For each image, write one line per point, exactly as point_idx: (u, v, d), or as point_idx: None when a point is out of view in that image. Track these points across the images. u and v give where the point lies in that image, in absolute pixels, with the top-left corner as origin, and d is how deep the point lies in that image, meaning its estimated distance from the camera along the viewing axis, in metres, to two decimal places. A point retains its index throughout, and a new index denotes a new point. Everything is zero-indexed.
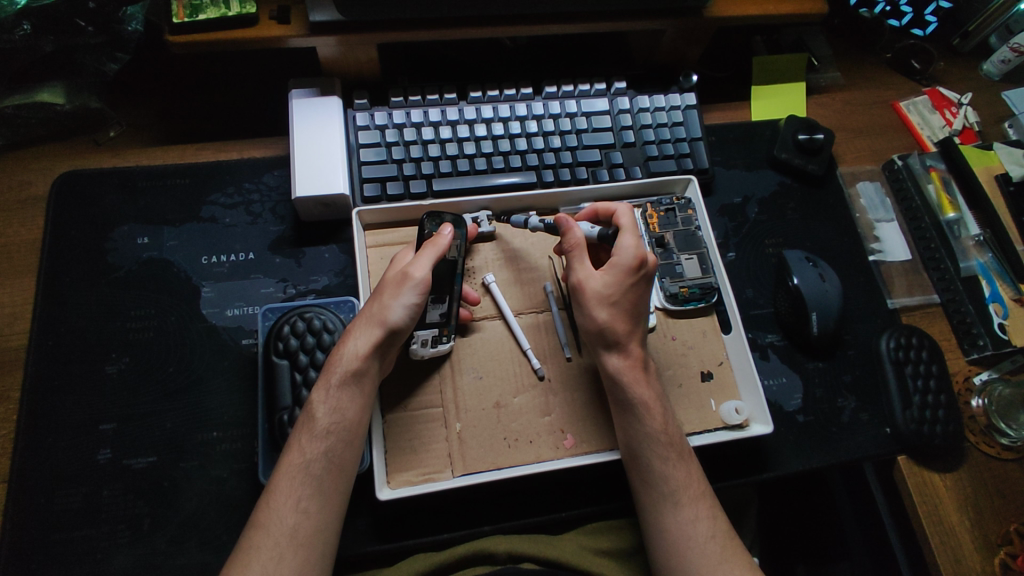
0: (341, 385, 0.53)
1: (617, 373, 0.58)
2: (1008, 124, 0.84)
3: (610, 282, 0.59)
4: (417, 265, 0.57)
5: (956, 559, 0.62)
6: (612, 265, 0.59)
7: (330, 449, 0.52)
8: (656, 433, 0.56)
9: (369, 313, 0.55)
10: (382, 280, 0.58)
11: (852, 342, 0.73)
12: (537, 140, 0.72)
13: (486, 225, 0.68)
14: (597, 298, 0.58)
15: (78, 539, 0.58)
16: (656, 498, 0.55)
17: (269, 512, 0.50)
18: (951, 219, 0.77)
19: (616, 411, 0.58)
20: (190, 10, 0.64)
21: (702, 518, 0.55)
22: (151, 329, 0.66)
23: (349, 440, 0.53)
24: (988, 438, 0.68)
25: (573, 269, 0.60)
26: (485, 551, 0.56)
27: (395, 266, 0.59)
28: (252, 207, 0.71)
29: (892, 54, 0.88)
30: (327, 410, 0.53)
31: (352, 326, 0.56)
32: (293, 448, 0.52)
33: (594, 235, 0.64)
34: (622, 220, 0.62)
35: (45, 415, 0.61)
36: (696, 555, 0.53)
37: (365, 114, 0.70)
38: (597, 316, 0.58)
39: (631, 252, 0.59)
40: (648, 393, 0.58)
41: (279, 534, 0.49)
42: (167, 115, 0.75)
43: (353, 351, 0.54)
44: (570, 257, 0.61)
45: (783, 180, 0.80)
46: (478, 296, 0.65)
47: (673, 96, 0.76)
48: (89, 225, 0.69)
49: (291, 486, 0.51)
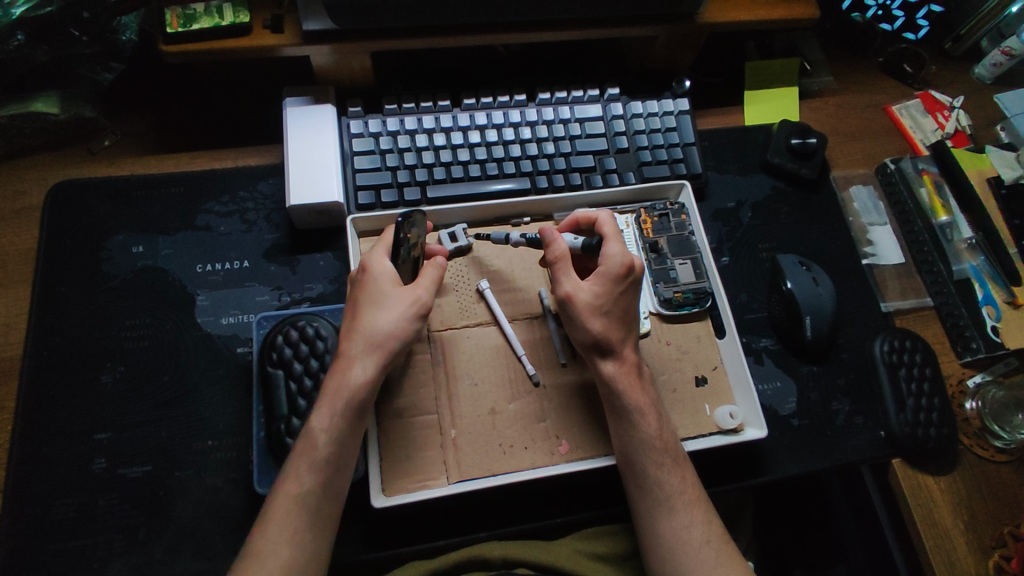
0: (346, 412, 0.53)
1: (609, 381, 0.58)
2: (1001, 127, 0.84)
3: (599, 291, 0.59)
4: (419, 289, 0.57)
5: (950, 561, 0.62)
6: (600, 273, 0.59)
7: (330, 479, 0.52)
8: (651, 439, 0.57)
9: (369, 337, 0.54)
10: (375, 296, 0.56)
11: (846, 346, 0.73)
12: (530, 147, 0.72)
13: (463, 238, 0.67)
14: (588, 309, 0.58)
15: (73, 549, 0.58)
16: (650, 503, 0.55)
17: (263, 540, 0.50)
18: (943, 223, 0.77)
19: (611, 418, 0.58)
20: (184, 19, 0.64)
21: (697, 523, 0.55)
22: (145, 338, 0.66)
23: (346, 469, 0.53)
24: (982, 441, 0.69)
25: (559, 281, 0.60)
26: (480, 557, 0.57)
27: (381, 279, 0.56)
28: (246, 214, 0.71)
29: (884, 58, 0.89)
30: (329, 437, 0.52)
31: (349, 350, 0.54)
32: (292, 476, 0.52)
33: (579, 246, 0.64)
34: (604, 228, 0.62)
35: (40, 425, 0.62)
36: (690, 560, 0.53)
37: (359, 121, 0.71)
38: (591, 327, 0.58)
39: (618, 259, 0.59)
40: (643, 400, 0.58)
41: (273, 563, 0.49)
42: (161, 123, 0.75)
43: (359, 378, 0.53)
44: (556, 268, 0.60)
45: (777, 184, 0.80)
46: (449, 286, 0.67)
47: (666, 102, 0.76)
48: (83, 234, 0.69)
49: (287, 516, 0.50)
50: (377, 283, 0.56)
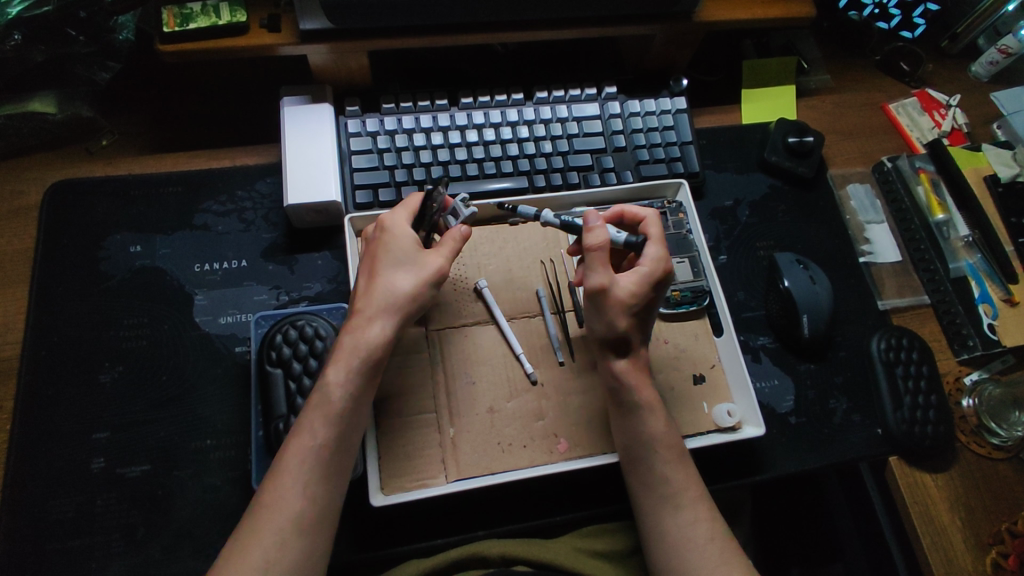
0: (363, 370, 0.54)
1: (618, 378, 0.58)
2: (997, 125, 0.84)
3: (637, 290, 0.56)
4: (439, 257, 0.58)
5: (948, 558, 0.63)
6: (641, 273, 0.57)
7: (339, 432, 0.52)
8: (658, 434, 0.57)
9: (391, 298, 0.56)
10: (399, 256, 0.58)
11: (843, 343, 0.73)
12: (528, 146, 0.72)
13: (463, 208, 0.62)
14: (621, 306, 0.56)
15: (71, 549, 0.58)
16: (656, 499, 0.56)
17: (273, 496, 0.50)
18: (939, 221, 0.78)
19: (616, 413, 0.59)
20: (181, 19, 0.64)
21: (703, 519, 0.55)
22: (143, 338, 0.66)
23: (357, 421, 0.53)
24: (979, 438, 0.69)
25: (593, 270, 0.56)
26: (478, 554, 0.57)
27: (406, 240, 0.58)
28: (244, 214, 0.71)
29: (880, 56, 0.89)
30: (344, 391, 0.53)
31: (369, 308, 0.55)
32: (304, 430, 0.52)
33: (621, 241, 0.61)
34: (651, 230, 0.61)
35: (38, 425, 0.61)
36: (695, 556, 0.53)
37: (357, 121, 0.71)
38: (618, 324, 0.56)
39: (661, 264, 0.58)
40: (652, 395, 0.58)
41: (284, 517, 0.49)
42: (159, 123, 0.75)
43: (377, 336, 0.55)
44: (593, 256, 0.56)
45: (774, 183, 0.81)
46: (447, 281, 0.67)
47: (663, 101, 0.76)
48: (81, 235, 0.69)
49: (300, 470, 0.50)
50: (398, 244, 0.58)
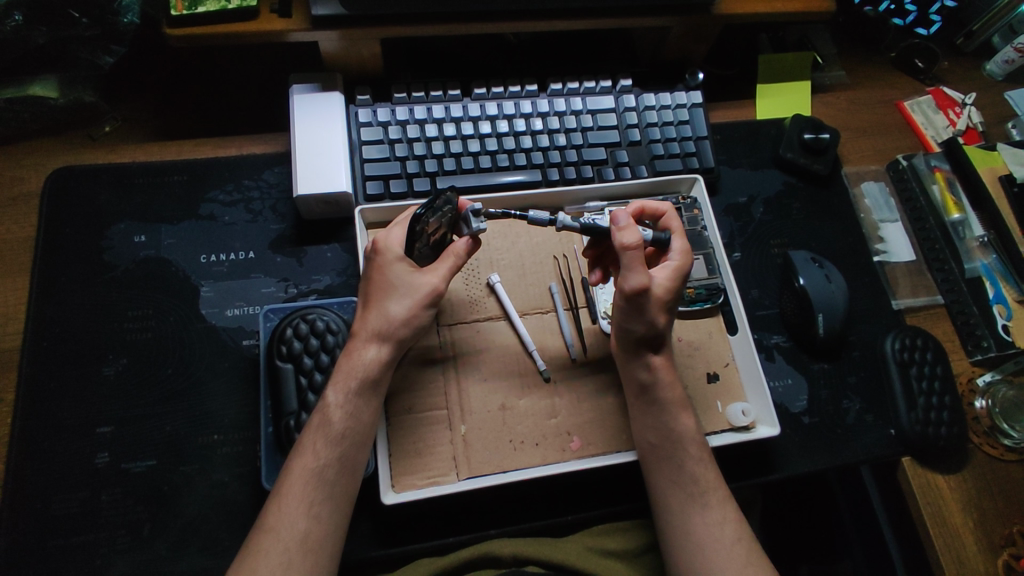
0: (360, 391, 0.53)
1: (651, 373, 0.58)
2: (1013, 124, 0.84)
3: (671, 288, 0.57)
4: (435, 276, 0.56)
5: (960, 560, 0.62)
6: (673, 268, 0.58)
7: (338, 453, 0.52)
8: (688, 433, 0.57)
9: (386, 323, 0.55)
10: (392, 276, 0.56)
11: (856, 343, 0.73)
12: (542, 138, 0.71)
13: (475, 222, 0.56)
14: (659, 303, 0.56)
15: (75, 545, 0.57)
16: (683, 499, 0.55)
17: (278, 515, 0.49)
18: (955, 221, 0.77)
19: (640, 412, 0.58)
20: (188, 1, 0.62)
21: (729, 520, 0.55)
22: (148, 330, 0.64)
23: (360, 442, 0.53)
24: (992, 439, 0.68)
25: (632, 271, 0.54)
26: (491, 554, 0.56)
27: (395, 261, 0.56)
28: (251, 204, 0.70)
29: (896, 53, 0.88)
30: (343, 413, 0.52)
31: (366, 329, 0.55)
32: (307, 451, 0.51)
33: (650, 239, 0.60)
34: (673, 224, 0.61)
35: (40, 418, 0.60)
36: (720, 558, 0.53)
37: (367, 110, 0.69)
38: (657, 322, 0.56)
39: (688, 259, 0.59)
40: (677, 394, 0.58)
41: (290, 538, 0.48)
42: (164, 110, 0.73)
43: (372, 358, 0.54)
44: (631, 257, 0.54)
45: (788, 179, 0.80)
46: (459, 276, 0.65)
47: (679, 94, 0.75)
48: (84, 224, 0.67)
49: (304, 490, 0.50)
50: (390, 263, 0.56)
